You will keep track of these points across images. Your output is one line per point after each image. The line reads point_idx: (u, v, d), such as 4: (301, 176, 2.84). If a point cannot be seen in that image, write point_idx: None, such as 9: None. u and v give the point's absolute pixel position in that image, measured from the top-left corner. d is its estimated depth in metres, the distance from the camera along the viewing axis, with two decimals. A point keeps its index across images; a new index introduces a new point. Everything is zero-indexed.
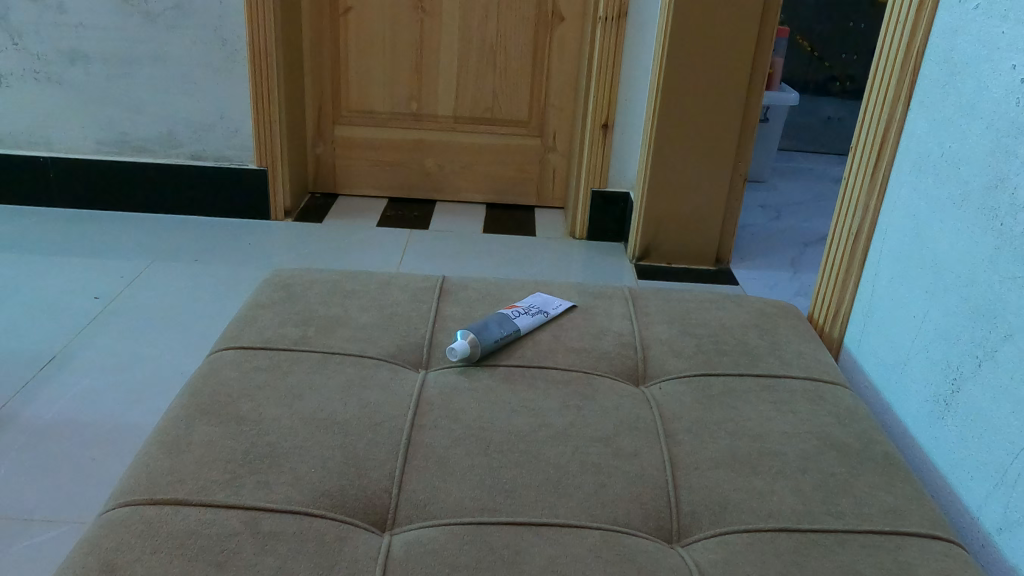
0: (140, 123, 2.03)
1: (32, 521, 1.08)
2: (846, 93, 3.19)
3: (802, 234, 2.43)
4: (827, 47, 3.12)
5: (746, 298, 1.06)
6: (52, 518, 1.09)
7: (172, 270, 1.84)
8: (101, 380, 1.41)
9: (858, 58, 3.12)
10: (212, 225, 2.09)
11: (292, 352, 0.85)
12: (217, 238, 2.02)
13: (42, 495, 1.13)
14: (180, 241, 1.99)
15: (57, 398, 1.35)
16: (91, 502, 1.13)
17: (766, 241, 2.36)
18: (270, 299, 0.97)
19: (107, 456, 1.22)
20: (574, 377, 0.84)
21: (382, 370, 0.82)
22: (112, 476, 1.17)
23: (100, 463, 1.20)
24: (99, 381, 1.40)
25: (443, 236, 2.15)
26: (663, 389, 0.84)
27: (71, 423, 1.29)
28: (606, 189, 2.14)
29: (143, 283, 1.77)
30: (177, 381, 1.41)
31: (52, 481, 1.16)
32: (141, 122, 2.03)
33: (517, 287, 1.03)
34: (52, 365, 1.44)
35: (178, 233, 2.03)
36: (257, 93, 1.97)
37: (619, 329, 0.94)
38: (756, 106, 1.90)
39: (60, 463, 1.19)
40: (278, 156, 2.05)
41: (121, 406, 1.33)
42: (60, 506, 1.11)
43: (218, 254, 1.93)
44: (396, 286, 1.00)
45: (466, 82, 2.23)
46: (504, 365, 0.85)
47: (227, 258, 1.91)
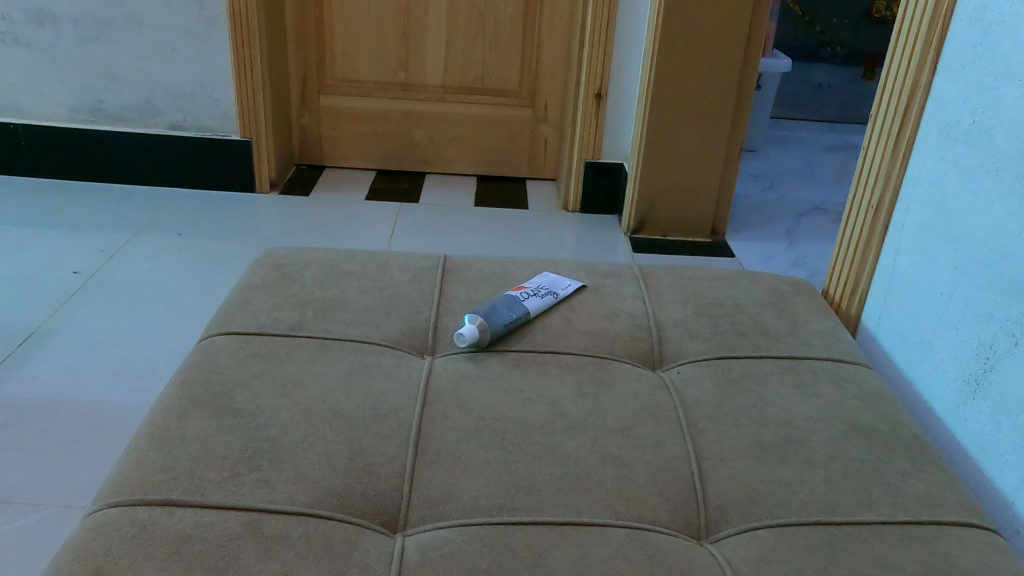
0: (117, 90, 1.95)
1: (13, 504, 1.04)
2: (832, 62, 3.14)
3: (797, 204, 2.40)
4: (816, 10, 3.06)
5: (759, 275, 1.02)
6: (36, 501, 1.04)
7: (155, 244, 1.77)
8: (82, 357, 1.35)
9: (845, 21, 3.07)
10: (194, 198, 2.01)
11: (289, 338, 0.80)
12: (200, 212, 1.95)
13: (23, 477, 1.08)
14: (161, 214, 1.92)
15: (36, 376, 1.29)
16: (75, 485, 1.08)
17: (760, 211, 2.33)
18: (263, 281, 0.91)
19: (92, 436, 1.17)
20: (588, 362, 0.79)
21: (386, 358, 0.78)
22: (96, 458, 1.13)
23: (87, 444, 1.15)
24: (79, 358, 1.35)
25: (434, 210, 2.09)
26: (682, 373, 0.80)
27: (52, 402, 1.23)
28: (599, 160, 2.09)
29: (125, 258, 1.70)
30: (164, 359, 1.36)
31: (33, 462, 1.11)
32: (118, 90, 1.95)
33: (522, 266, 0.98)
34: (30, 342, 1.38)
35: (159, 207, 1.96)
36: (240, 61, 1.89)
37: (631, 309, 0.90)
38: (753, 73, 1.84)
39: (41, 444, 1.14)
40: (262, 125, 1.98)
41: (104, 386, 1.28)
42: (43, 488, 1.07)
43: (202, 227, 1.87)
44: (395, 266, 0.95)
45: (455, 50, 2.15)
46: (515, 350, 0.80)
47: (212, 232, 1.85)
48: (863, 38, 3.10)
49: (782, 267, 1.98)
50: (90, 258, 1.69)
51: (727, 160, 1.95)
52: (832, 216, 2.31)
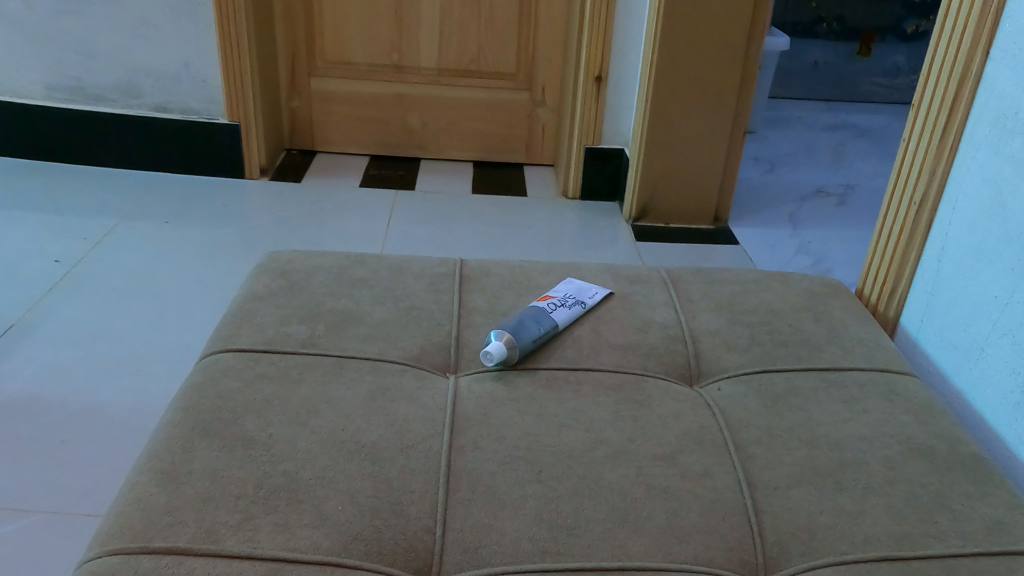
0: (98, 69, 1.86)
1: None
2: (829, 39, 3.09)
3: (798, 187, 2.35)
4: None
5: (791, 276, 0.96)
6: (20, 508, 0.98)
7: (140, 233, 1.69)
8: (66, 353, 1.28)
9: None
10: (181, 185, 1.93)
11: (301, 356, 0.74)
12: (189, 199, 1.87)
13: (5, 483, 1.02)
14: (147, 201, 1.84)
15: (18, 373, 1.22)
16: (62, 490, 1.02)
17: (762, 195, 2.27)
18: (268, 289, 0.85)
19: (80, 438, 1.10)
20: (624, 381, 0.74)
21: (407, 378, 0.72)
22: (84, 461, 1.06)
23: (74, 446, 1.09)
24: (63, 355, 1.28)
25: (431, 197, 2.02)
26: (723, 391, 0.74)
27: (37, 401, 1.17)
28: (598, 145, 2.02)
29: (110, 248, 1.62)
30: (156, 356, 1.29)
31: (16, 466, 1.05)
32: (99, 70, 1.86)
33: (543, 271, 0.92)
34: (10, 337, 1.31)
35: (144, 193, 1.87)
36: (226, 42, 1.80)
37: (663, 319, 0.84)
38: (757, 54, 1.78)
39: (25, 446, 1.08)
40: (251, 109, 1.90)
41: (92, 383, 1.22)
42: (28, 494, 1.00)
43: (192, 215, 1.79)
44: (409, 273, 0.89)
45: (450, 30, 2.07)
46: (545, 369, 0.75)
47: (201, 219, 1.78)
48: (860, 13, 3.06)
49: (787, 254, 1.93)
50: (73, 247, 1.61)
51: (731, 144, 1.89)
52: (835, 200, 2.26)
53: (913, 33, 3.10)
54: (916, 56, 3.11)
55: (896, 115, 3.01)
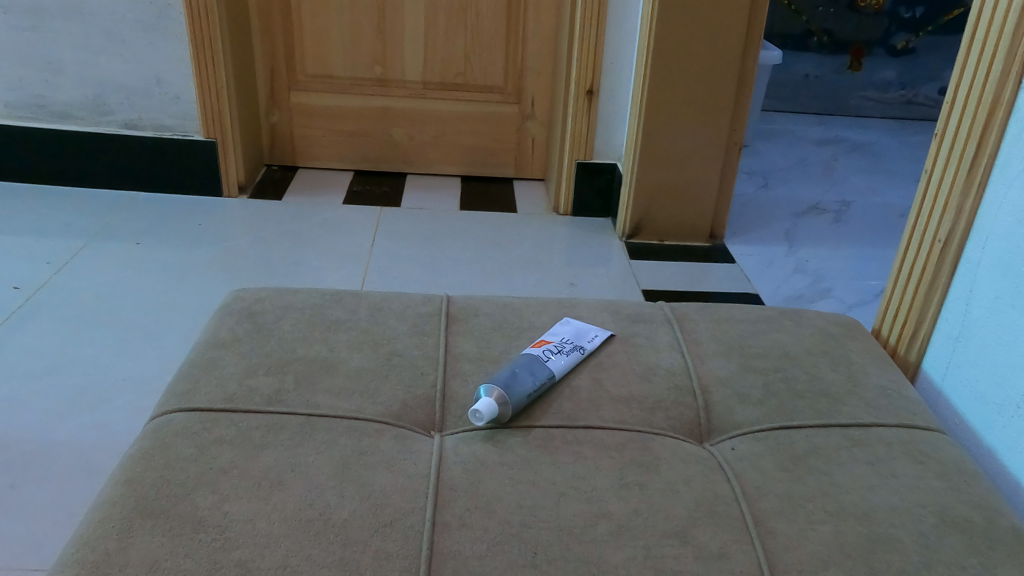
0: (65, 85, 1.78)
1: None
2: (817, 53, 3.03)
3: (793, 203, 2.29)
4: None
5: (803, 313, 0.89)
6: None
7: (110, 254, 1.61)
8: (22, 387, 1.19)
9: (834, 12, 2.96)
10: (155, 203, 1.85)
11: (267, 415, 0.66)
12: (162, 218, 1.78)
13: None
14: (118, 221, 1.75)
15: None
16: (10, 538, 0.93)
17: (756, 212, 2.21)
18: (233, 335, 0.77)
19: (33, 479, 1.02)
20: (628, 440, 0.66)
21: (386, 440, 0.64)
22: (37, 505, 0.98)
23: (26, 489, 1.00)
24: (19, 389, 1.19)
25: (417, 214, 1.94)
26: (738, 451, 0.67)
27: None
28: (590, 161, 1.95)
29: (78, 271, 1.54)
30: (122, 387, 1.21)
31: None
32: (67, 87, 1.78)
33: (537, 311, 0.85)
34: None
35: (115, 213, 1.79)
36: (200, 56, 1.72)
37: (668, 365, 0.77)
38: (752, 68, 1.71)
39: None
40: (228, 124, 1.82)
41: (50, 420, 1.13)
42: None
43: (166, 234, 1.71)
44: (390, 314, 0.82)
45: (434, 43, 2.00)
46: (541, 427, 0.67)
47: (176, 239, 1.69)
48: (848, 28, 2.99)
49: (783, 273, 1.86)
50: (37, 271, 1.52)
51: (726, 160, 1.82)
52: (830, 216, 2.20)
53: (902, 49, 3.02)
54: (908, 70, 3.05)
55: (888, 129, 2.96)
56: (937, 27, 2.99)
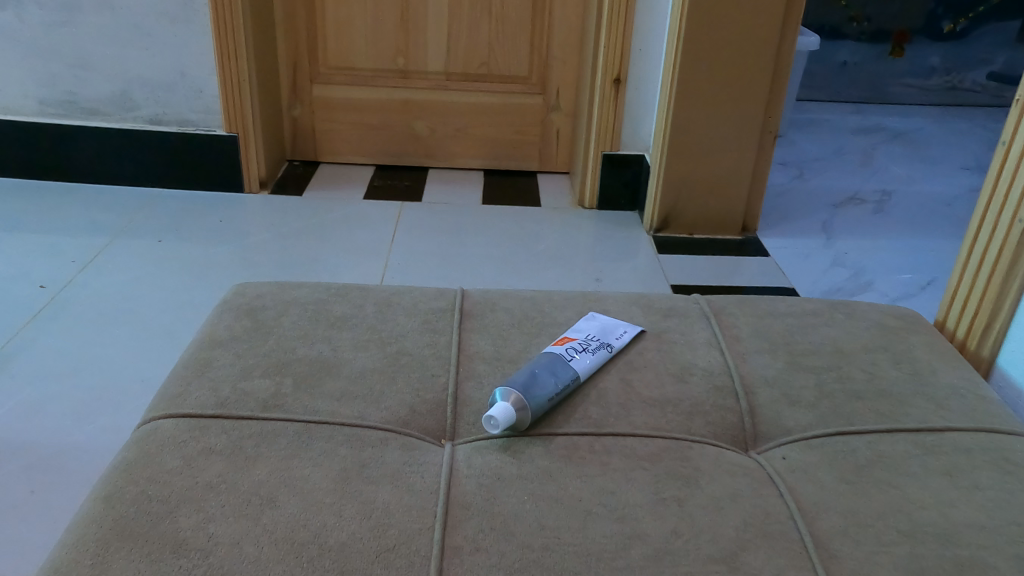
0: (89, 80, 1.74)
1: None
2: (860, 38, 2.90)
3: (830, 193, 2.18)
4: None
5: (856, 305, 0.81)
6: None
7: (131, 252, 1.57)
8: (47, 388, 1.14)
9: None
10: (175, 200, 1.80)
11: (261, 422, 0.60)
12: (183, 216, 1.74)
13: None
14: (139, 219, 1.71)
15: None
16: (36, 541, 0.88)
17: (790, 203, 2.11)
18: (229, 333, 0.71)
19: (59, 479, 0.98)
20: (664, 448, 0.59)
21: (391, 451, 0.57)
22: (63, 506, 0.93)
23: (51, 489, 0.96)
24: (43, 390, 1.14)
25: (440, 209, 1.88)
26: (790, 461, 0.59)
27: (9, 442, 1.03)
28: (617, 152, 1.86)
29: (99, 269, 1.50)
30: (149, 388, 1.16)
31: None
32: (90, 81, 1.74)
33: (560, 305, 0.78)
34: None
35: (136, 211, 1.74)
36: (223, 48, 1.67)
37: (706, 364, 0.69)
38: (789, 51, 1.62)
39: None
40: (250, 118, 1.77)
41: (70, 420, 1.08)
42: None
43: (186, 231, 1.67)
44: (400, 309, 0.75)
45: (459, 32, 1.93)
46: (565, 434, 0.60)
47: (196, 236, 1.65)
48: (891, 11, 2.86)
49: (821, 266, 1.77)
50: (62, 270, 1.48)
51: (761, 148, 1.72)
52: (871, 206, 2.10)
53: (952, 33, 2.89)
54: (952, 55, 2.92)
55: (930, 116, 2.83)
56: (987, 9, 2.84)
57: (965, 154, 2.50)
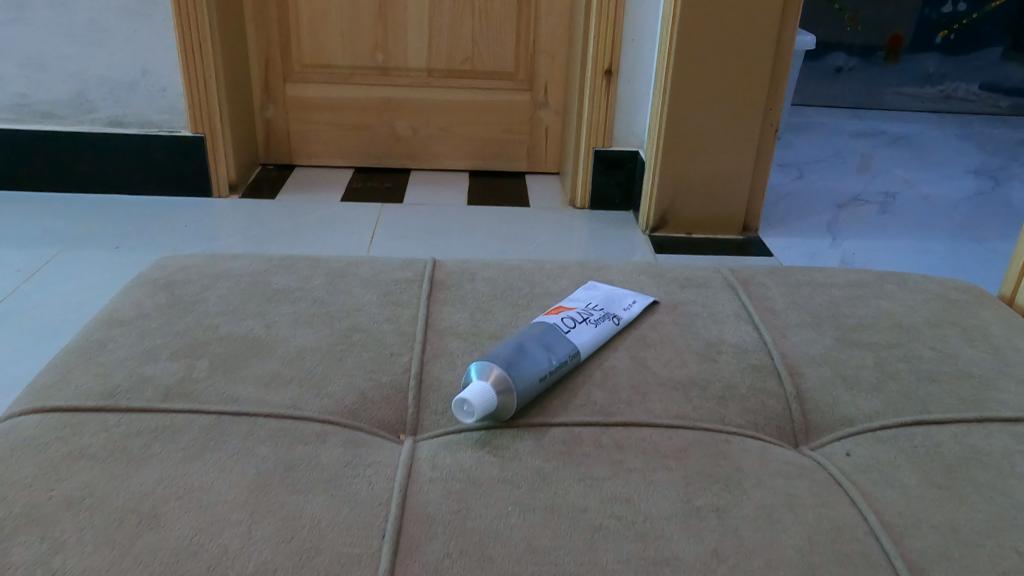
0: (39, 79, 1.39)
1: None
2: (854, 44, 2.46)
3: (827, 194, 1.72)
4: None
5: (909, 277, 0.66)
6: None
7: (88, 262, 1.21)
8: None
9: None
10: (140, 205, 1.44)
11: (159, 415, 0.43)
12: (150, 217, 1.40)
13: None
14: (100, 222, 1.36)
15: None
16: None
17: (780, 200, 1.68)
18: (138, 311, 0.54)
19: None
20: (693, 442, 0.44)
21: (331, 448, 0.42)
22: None
23: None
24: None
25: (426, 210, 1.54)
26: (858, 459, 0.44)
27: None
28: (609, 149, 1.52)
29: (45, 282, 1.14)
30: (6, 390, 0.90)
31: None
32: (41, 81, 1.39)
33: (554, 275, 0.64)
34: None
35: (98, 214, 1.40)
36: (184, 33, 1.34)
37: (737, 340, 0.55)
38: (792, 36, 1.27)
39: None
40: (218, 120, 1.43)
41: None
42: None
43: (153, 237, 1.31)
44: (358, 280, 0.61)
45: (440, 19, 1.59)
46: (562, 424, 0.45)
47: (164, 243, 1.30)
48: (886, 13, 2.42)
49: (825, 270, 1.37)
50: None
51: (759, 150, 1.36)
52: (874, 207, 1.64)
53: (951, 40, 2.44)
54: (950, 61, 2.46)
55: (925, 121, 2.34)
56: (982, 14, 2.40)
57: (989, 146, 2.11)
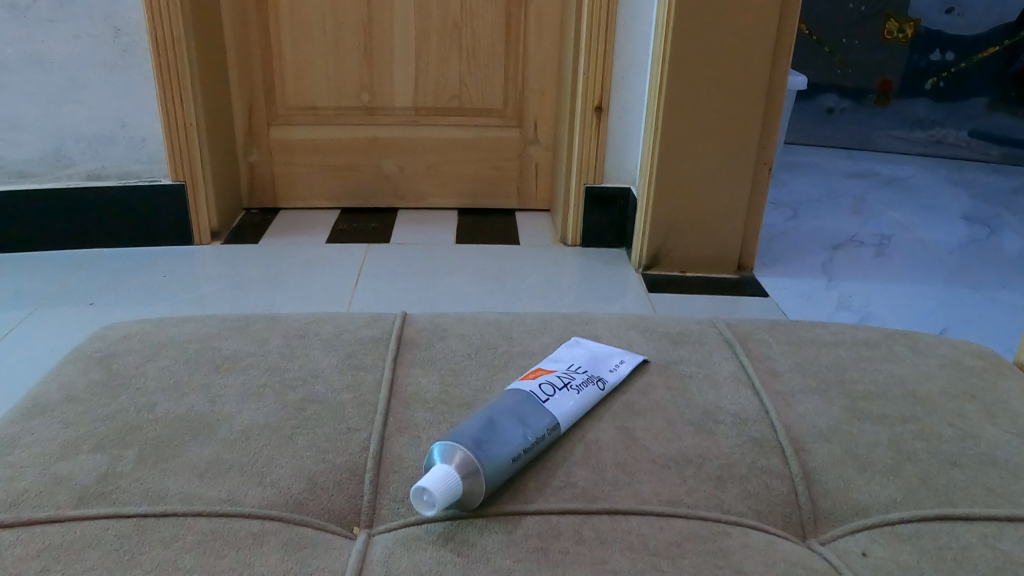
0: (11, 138, 1.31)
1: None
2: (844, 87, 2.43)
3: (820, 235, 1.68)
4: (829, 28, 2.39)
5: (920, 337, 0.61)
6: None
7: (59, 321, 1.13)
8: None
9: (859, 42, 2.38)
10: (118, 258, 1.37)
11: (67, 525, 0.37)
12: (128, 270, 1.33)
13: None
14: (75, 277, 1.29)
15: None
16: None
17: (774, 240, 1.64)
18: (65, 393, 0.49)
19: None
20: (686, 535, 0.39)
21: (267, 554, 0.36)
22: None
23: None
24: None
25: (414, 251, 1.49)
26: (875, 560, 0.38)
27: None
28: (601, 186, 1.48)
29: (13, 346, 1.06)
30: None
31: None
32: (13, 141, 1.31)
33: (535, 330, 0.59)
34: None
35: (73, 269, 1.32)
36: (163, 81, 1.29)
37: (734, 407, 0.50)
38: (784, 76, 1.24)
39: None
40: (200, 165, 1.38)
41: None
42: None
43: (130, 291, 1.24)
44: (320, 340, 0.56)
45: (426, 60, 1.57)
46: (537, 512, 0.40)
47: (142, 298, 1.22)
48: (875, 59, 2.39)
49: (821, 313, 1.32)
50: None
51: (753, 190, 1.33)
52: (871, 249, 1.60)
53: (940, 87, 2.36)
54: (940, 107, 2.37)
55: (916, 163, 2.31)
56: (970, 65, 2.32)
57: (984, 186, 2.08)
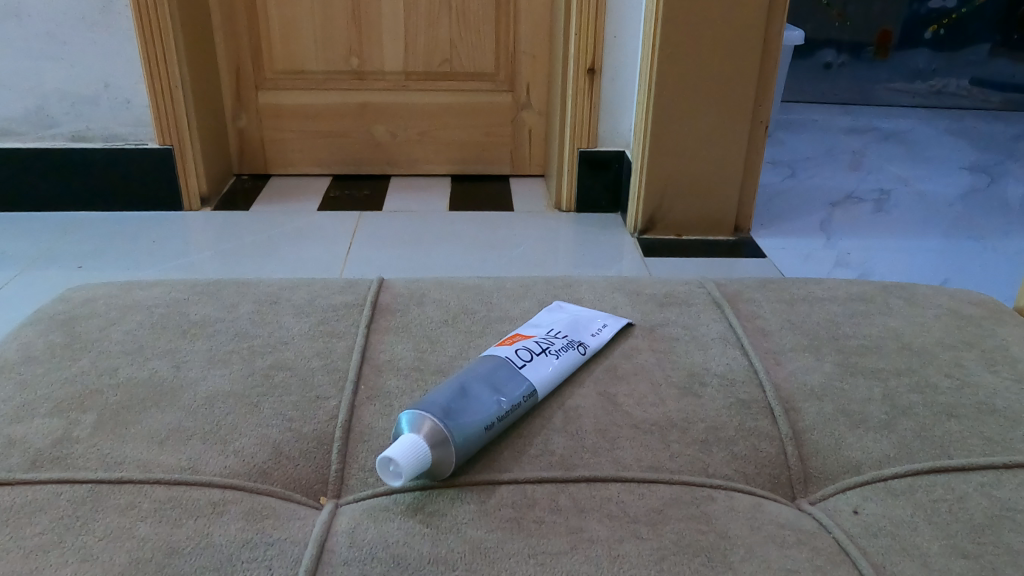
0: None
1: None
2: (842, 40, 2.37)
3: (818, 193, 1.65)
4: None
5: (916, 289, 0.59)
6: None
7: (44, 286, 1.11)
8: None
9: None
10: (104, 222, 1.35)
11: (19, 489, 0.36)
12: (115, 234, 1.30)
13: None
14: (60, 241, 1.26)
15: None
16: None
17: (771, 200, 1.61)
18: (23, 355, 0.47)
19: None
20: (669, 500, 0.37)
21: (228, 523, 0.34)
22: None
23: None
24: None
25: (406, 218, 1.46)
26: (868, 518, 0.36)
27: None
28: (593, 150, 1.45)
29: None
30: None
31: None
32: None
33: (515, 295, 0.57)
34: None
35: (58, 232, 1.30)
36: (148, 43, 1.25)
37: (721, 369, 0.48)
38: (781, 30, 1.20)
39: None
40: (187, 131, 1.34)
41: None
42: None
43: (117, 256, 1.22)
44: (292, 306, 0.53)
45: (415, 21, 1.52)
46: (512, 479, 0.38)
47: (129, 263, 1.20)
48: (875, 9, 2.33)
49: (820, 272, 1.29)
50: None
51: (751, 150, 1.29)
52: (870, 206, 1.57)
53: (940, 35, 2.34)
54: (940, 56, 2.36)
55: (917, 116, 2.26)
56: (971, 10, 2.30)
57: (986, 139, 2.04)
